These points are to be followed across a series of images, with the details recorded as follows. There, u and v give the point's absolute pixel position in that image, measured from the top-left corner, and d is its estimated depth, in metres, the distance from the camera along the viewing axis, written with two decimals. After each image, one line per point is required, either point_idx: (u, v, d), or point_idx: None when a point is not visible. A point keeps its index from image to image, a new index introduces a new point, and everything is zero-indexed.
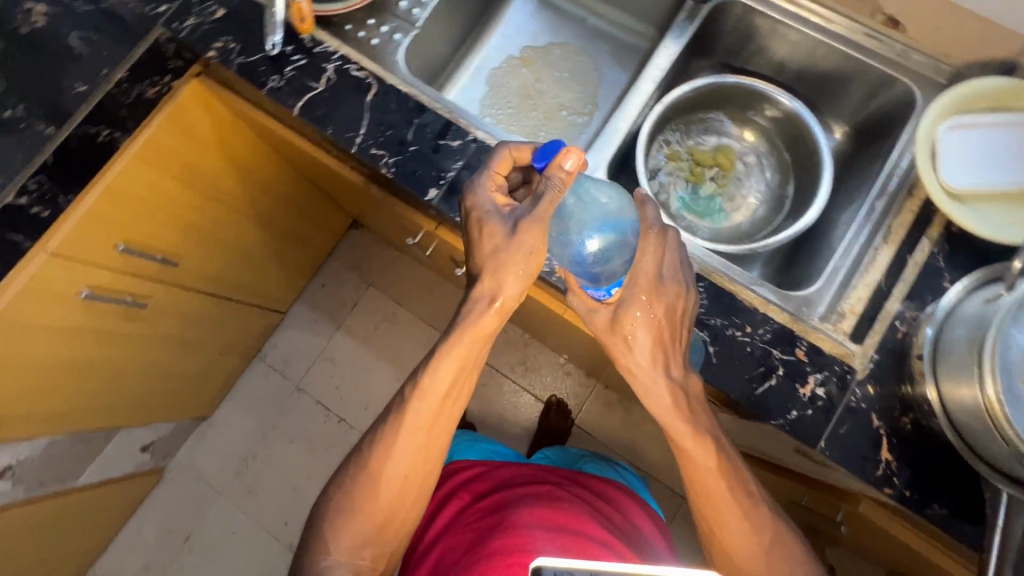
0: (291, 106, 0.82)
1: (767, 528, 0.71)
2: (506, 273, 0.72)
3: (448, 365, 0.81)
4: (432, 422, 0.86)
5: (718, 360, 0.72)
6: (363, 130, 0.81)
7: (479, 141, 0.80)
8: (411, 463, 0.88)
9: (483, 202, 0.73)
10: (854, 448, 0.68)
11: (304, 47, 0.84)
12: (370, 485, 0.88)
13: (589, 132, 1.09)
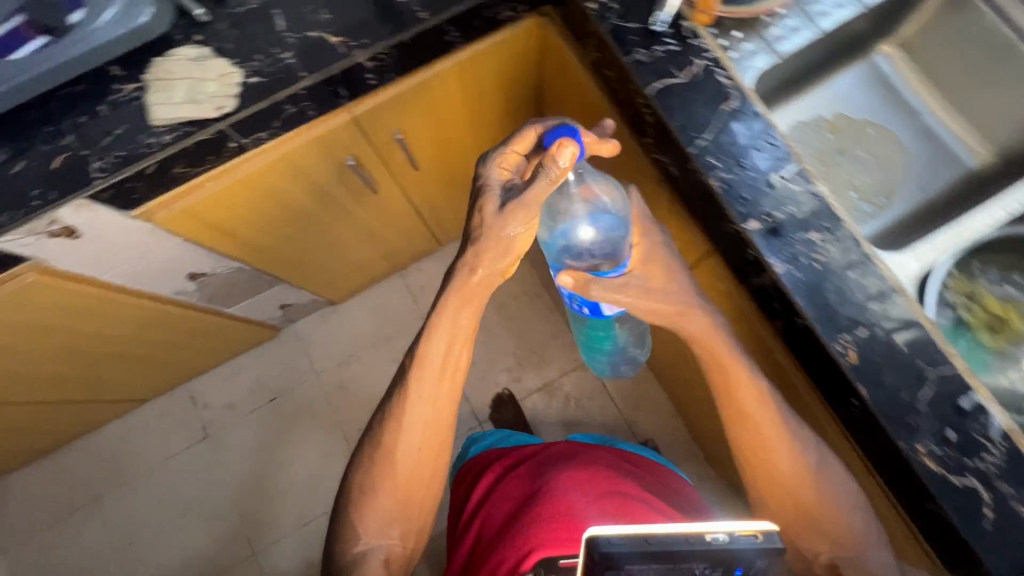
0: (646, 84, 0.82)
1: (808, 478, 0.79)
2: (488, 253, 0.86)
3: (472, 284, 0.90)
4: (434, 396, 0.98)
5: (995, 528, 0.65)
6: (707, 135, 0.80)
7: (819, 195, 0.77)
8: (420, 438, 1.00)
9: (491, 171, 0.87)
10: None
11: (682, 35, 0.84)
12: (381, 476, 1.01)
13: (872, 224, 1.03)
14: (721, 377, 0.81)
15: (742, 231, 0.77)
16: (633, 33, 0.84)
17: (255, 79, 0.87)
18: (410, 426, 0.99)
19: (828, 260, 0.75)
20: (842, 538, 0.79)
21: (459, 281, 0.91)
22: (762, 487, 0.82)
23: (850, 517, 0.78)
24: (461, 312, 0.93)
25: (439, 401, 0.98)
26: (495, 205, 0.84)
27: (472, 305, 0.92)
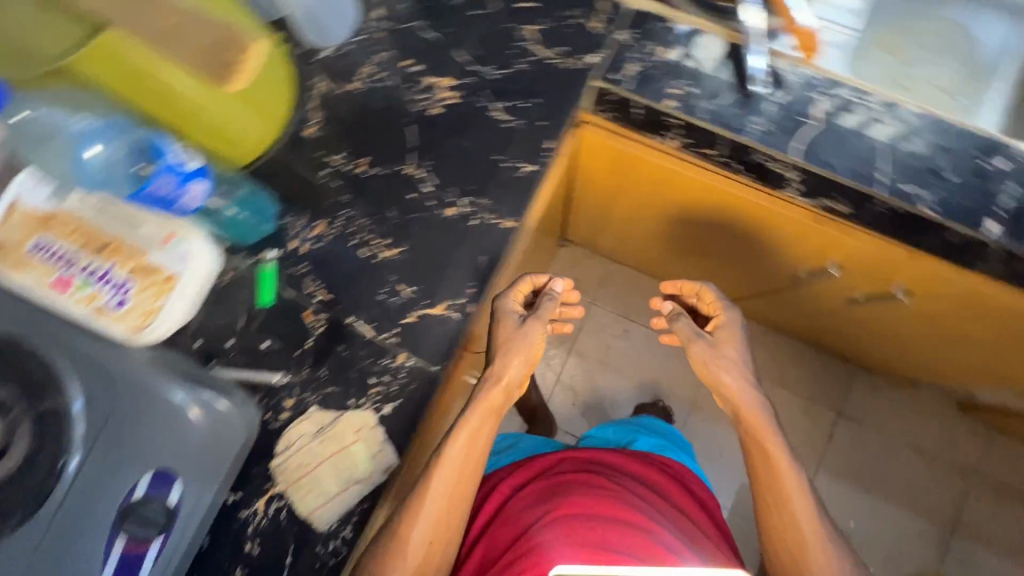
0: (787, 147, 0.73)
1: (767, 436, 0.79)
2: (510, 353, 0.75)
3: (513, 373, 0.75)
4: (463, 476, 0.71)
5: None
6: (877, 163, 0.71)
7: (1014, 162, 0.70)
8: (434, 529, 0.69)
9: (505, 304, 0.77)
10: None
11: (779, 81, 0.73)
12: (389, 549, 0.68)
13: (982, 111, 0.96)
14: (755, 431, 0.80)
15: (982, 236, 0.70)
16: (732, 107, 0.73)
17: (388, 406, 0.72)
18: (440, 484, 0.69)
19: None
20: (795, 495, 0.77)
21: (521, 359, 0.75)
22: (760, 486, 0.79)
23: (793, 478, 0.78)
24: (485, 424, 0.74)
25: (470, 444, 0.72)
26: (512, 322, 0.77)
27: (495, 415, 0.75)
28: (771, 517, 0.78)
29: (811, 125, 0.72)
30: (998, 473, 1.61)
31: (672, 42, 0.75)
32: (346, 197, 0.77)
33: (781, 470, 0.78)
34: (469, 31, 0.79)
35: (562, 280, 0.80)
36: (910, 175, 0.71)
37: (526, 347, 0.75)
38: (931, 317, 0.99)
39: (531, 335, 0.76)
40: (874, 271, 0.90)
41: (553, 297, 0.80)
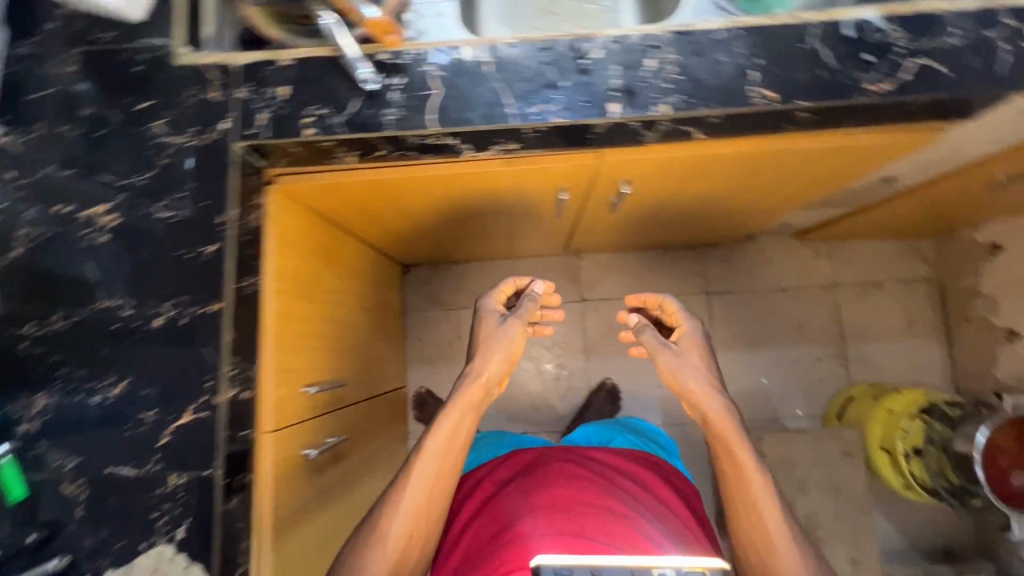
0: (423, 122, 0.77)
1: (746, 469, 0.95)
2: (490, 351, 1.01)
3: (493, 370, 1.01)
4: (441, 463, 0.98)
5: (764, 71, 0.76)
6: (503, 99, 0.77)
7: (610, 44, 0.78)
8: (413, 520, 0.95)
9: (489, 300, 1.08)
10: None
11: (390, 66, 0.78)
12: (377, 537, 0.94)
13: (622, 5, 1.09)
14: (723, 444, 0.97)
15: (612, 119, 0.77)
16: (361, 108, 0.78)
17: (181, 529, 0.72)
18: (418, 477, 0.96)
19: (664, 76, 0.77)
20: (751, 481, 0.94)
21: (499, 356, 1.01)
22: (728, 484, 0.97)
23: (756, 480, 0.94)
24: (465, 418, 1.00)
25: (451, 437, 0.99)
26: (492, 319, 1.05)
27: (474, 411, 1.01)
28: (744, 540, 0.95)
29: (434, 93, 0.78)
30: (851, 276, 1.79)
31: (286, 77, 0.79)
32: (53, 358, 0.75)
33: (743, 462, 0.95)
34: (103, 150, 0.79)
35: (538, 281, 1.09)
36: (533, 97, 0.77)
37: (504, 344, 1.01)
38: (670, 188, 1.08)
39: (510, 332, 1.02)
40: (591, 181, 0.99)
41: (533, 296, 1.06)
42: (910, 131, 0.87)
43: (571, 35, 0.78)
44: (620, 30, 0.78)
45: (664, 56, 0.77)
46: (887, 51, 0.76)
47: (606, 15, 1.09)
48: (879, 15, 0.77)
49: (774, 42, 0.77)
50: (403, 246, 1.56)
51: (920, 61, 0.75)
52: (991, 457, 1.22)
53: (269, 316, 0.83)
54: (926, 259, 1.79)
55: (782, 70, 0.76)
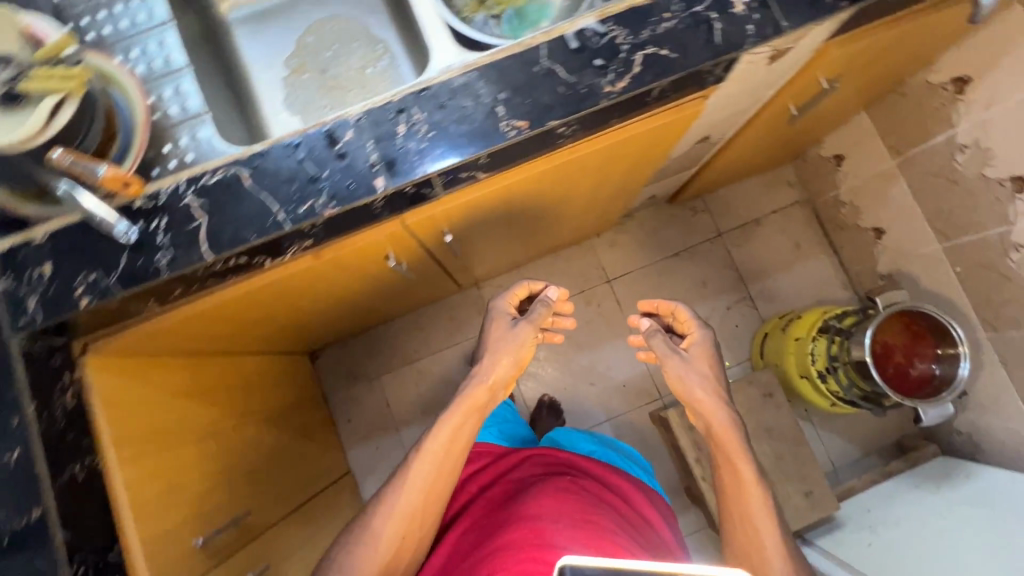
0: (198, 255, 0.76)
1: (750, 483, 0.97)
2: (500, 354, 1.10)
3: (500, 374, 1.09)
4: (444, 459, 1.05)
5: (507, 105, 0.78)
6: (271, 208, 0.77)
7: (358, 123, 0.78)
8: (407, 524, 1.02)
9: (499, 304, 1.17)
10: (800, 2, 0.79)
11: (149, 210, 0.76)
12: (373, 539, 1.00)
13: (398, 61, 1.11)
14: (725, 456, 1.00)
15: (383, 194, 0.77)
16: (130, 261, 0.75)
17: None
18: (420, 475, 1.04)
19: (418, 139, 0.78)
20: (752, 489, 0.97)
21: (507, 360, 1.09)
22: (726, 491, 1.00)
23: (756, 486, 0.98)
24: (467, 420, 1.07)
25: (452, 442, 1.06)
26: (502, 324, 1.13)
27: (476, 413, 1.08)
28: (736, 553, 0.97)
29: (200, 223, 0.76)
30: (730, 222, 1.86)
31: (46, 254, 0.76)
32: None
33: (744, 476, 0.98)
34: None
35: (552, 288, 1.15)
36: (300, 197, 0.77)
37: (513, 348, 1.10)
38: (497, 216, 1.10)
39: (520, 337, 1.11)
40: (412, 240, 1.00)
41: (546, 302, 1.14)
42: (676, 109, 0.92)
43: (319, 124, 0.78)
44: (365, 105, 0.79)
45: (411, 118, 0.78)
46: (615, 52, 0.78)
47: (389, 73, 1.10)
48: (597, 20, 0.79)
49: (509, 75, 0.79)
50: (299, 338, 1.54)
51: (647, 52, 0.78)
52: (884, 355, 1.32)
53: (120, 489, 0.81)
54: (791, 184, 1.86)
55: (526, 98, 0.78)
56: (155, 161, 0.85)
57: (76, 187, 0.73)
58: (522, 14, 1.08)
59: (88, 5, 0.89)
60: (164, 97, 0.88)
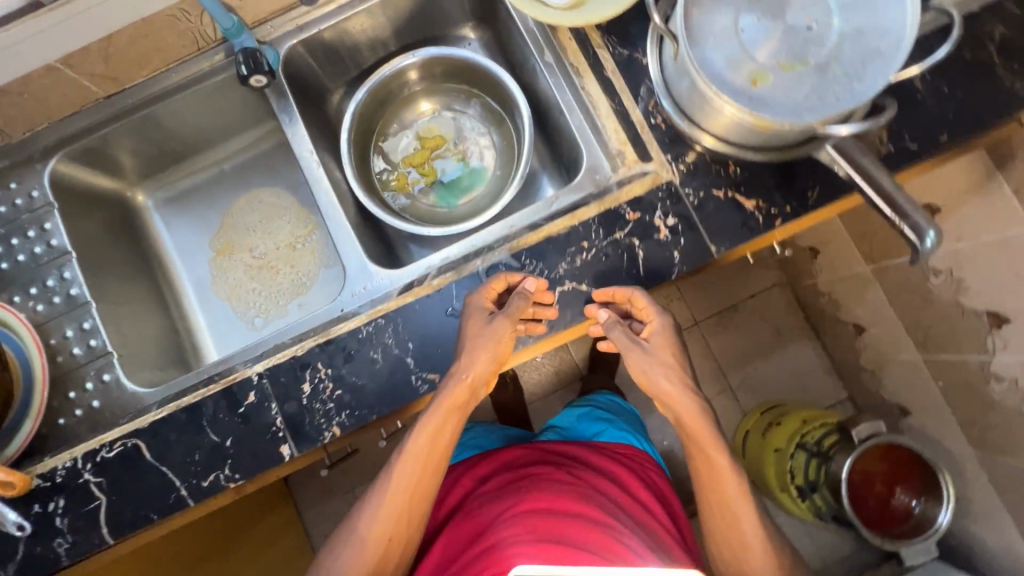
0: (99, 538, 0.71)
1: (733, 475, 0.75)
2: (477, 348, 0.70)
3: (479, 370, 0.71)
4: (423, 467, 0.79)
5: (418, 357, 0.73)
6: (175, 481, 0.72)
7: (263, 377, 0.73)
8: (395, 524, 0.77)
9: (477, 299, 0.72)
10: (729, 225, 0.73)
11: (45, 490, 0.72)
12: (353, 547, 0.77)
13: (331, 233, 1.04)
14: (706, 468, 0.75)
15: (291, 458, 0.72)
16: (26, 550, 0.71)
17: None
18: (398, 486, 0.78)
19: (326, 394, 0.73)
20: (740, 489, 0.75)
21: (486, 355, 0.70)
22: (704, 490, 0.77)
23: (746, 491, 0.75)
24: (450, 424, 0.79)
25: (431, 451, 0.79)
26: (480, 321, 0.71)
27: (457, 413, 0.73)
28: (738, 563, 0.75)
29: (100, 503, 0.72)
30: (707, 309, 1.78)
31: None
32: None
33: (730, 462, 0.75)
34: None
35: (530, 275, 0.72)
36: (203, 468, 0.72)
37: (495, 345, 0.70)
38: None
39: (501, 333, 0.70)
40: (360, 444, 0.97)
41: (525, 293, 0.71)
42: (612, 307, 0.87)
43: (220, 385, 0.74)
44: (267, 361, 0.74)
45: (316, 374, 0.73)
46: (532, 290, 0.74)
47: (318, 247, 1.04)
48: (511, 255, 0.75)
49: (418, 321, 0.74)
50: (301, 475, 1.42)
51: (564, 289, 0.74)
52: (864, 485, 1.27)
53: None
54: (770, 265, 1.78)
55: (437, 347, 0.73)
56: (59, 411, 0.81)
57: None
58: (454, 188, 1.03)
59: None
60: (67, 337, 0.83)
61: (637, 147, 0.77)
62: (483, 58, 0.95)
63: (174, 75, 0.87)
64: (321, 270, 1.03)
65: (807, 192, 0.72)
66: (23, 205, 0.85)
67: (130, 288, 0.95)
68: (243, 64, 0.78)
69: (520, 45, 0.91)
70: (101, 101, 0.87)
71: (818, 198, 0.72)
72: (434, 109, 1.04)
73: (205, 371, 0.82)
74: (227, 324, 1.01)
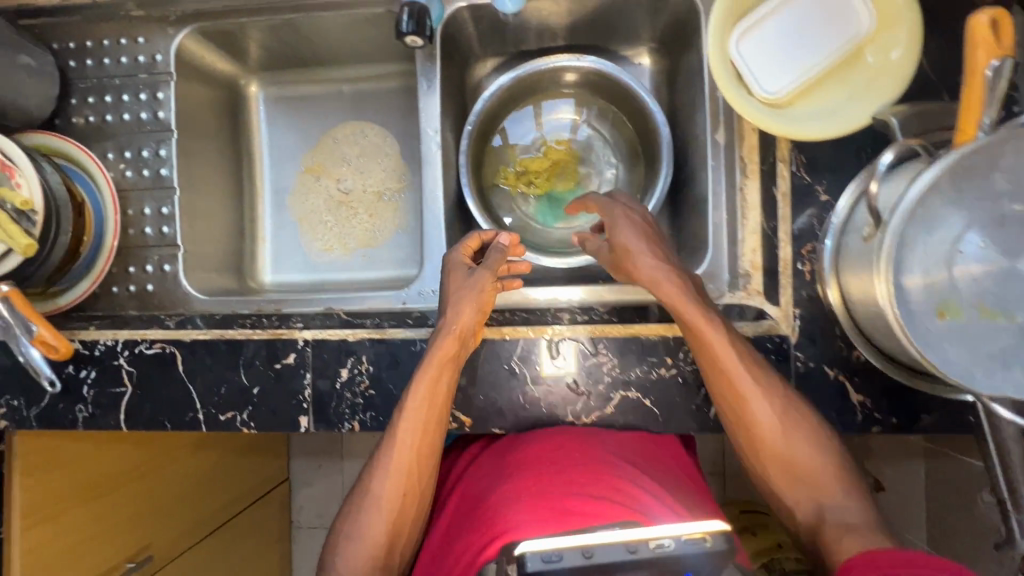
0: (115, 422, 0.74)
1: (789, 429, 0.62)
2: (461, 302, 0.67)
3: (467, 321, 0.67)
4: (427, 417, 0.67)
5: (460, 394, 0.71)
6: (197, 403, 0.74)
7: (309, 345, 0.73)
8: (405, 490, 0.67)
9: (453, 254, 0.75)
10: (821, 406, 0.67)
11: (82, 357, 0.75)
12: (365, 511, 0.67)
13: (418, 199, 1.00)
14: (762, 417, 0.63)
15: (306, 431, 0.73)
16: (50, 401, 0.75)
17: None
18: (406, 434, 0.67)
19: (360, 389, 0.72)
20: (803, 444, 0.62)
21: (472, 306, 0.67)
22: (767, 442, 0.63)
23: (809, 438, 0.62)
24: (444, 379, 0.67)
25: (429, 403, 0.67)
26: (460, 271, 0.71)
27: (453, 367, 0.67)
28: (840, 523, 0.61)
29: (126, 390, 0.75)
30: None
31: None
32: None
33: (780, 423, 0.62)
34: None
35: (504, 231, 0.76)
36: (226, 401, 0.73)
37: (477, 291, 0.68)
38: None
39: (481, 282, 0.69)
40: None
41: (500, 247, 0.74)
42: None
43: (266, 335, 0.73)
44: (318, 331, 0.73)
45: (357, 366, 0.72)
46: (596, 381, 0.70)
47: (403, 206, 1.00)
48: (592, 337, 0.70)
49: (474, 361, 0.71)
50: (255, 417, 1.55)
51: (627, 395, 0.69)
52: None
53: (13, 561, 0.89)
54: None
55: (481, 395, 0.71)
56: (115, 279, 0.83)
57: (19, 339, 0.70)
58: (557, 210, 0.95)
59: (97, 80, 0.83)
60: (143, 214, 0.83)
61: (769, 281, 0.70)
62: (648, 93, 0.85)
63: None
64: (397, 230, 1.00)
65: (920, 412, 0.65)
66: (144, 63, 0.83)
67: (215, 178, 0.93)
68: (406, 19, 0.71)
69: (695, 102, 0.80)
70: None
71: (926, 424, 0.65)
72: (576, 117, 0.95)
73: (257, 302, 0.82)
74: (292, 245, 1.01)
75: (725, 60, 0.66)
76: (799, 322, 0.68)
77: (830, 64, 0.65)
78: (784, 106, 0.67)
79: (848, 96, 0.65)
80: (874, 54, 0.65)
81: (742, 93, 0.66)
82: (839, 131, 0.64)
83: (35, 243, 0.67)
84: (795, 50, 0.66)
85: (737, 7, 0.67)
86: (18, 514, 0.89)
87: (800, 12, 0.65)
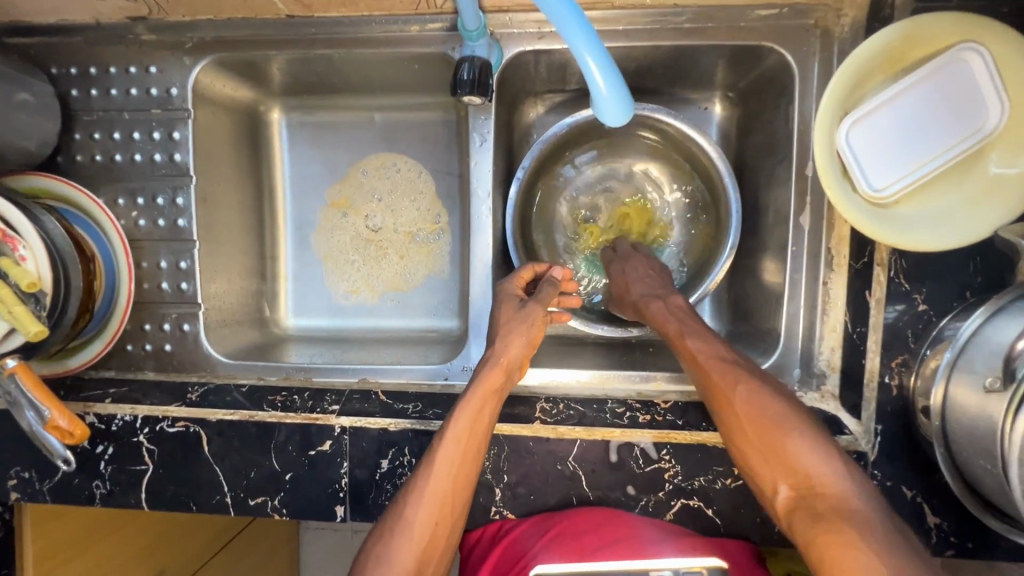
0: (135, 502, 0.69)
1: (812, 470, 0.51)
2: (510, 332, 0.64)
3: (515, 353, 0.64)
4: (469, 440, 0.59)
5: (509, 492, 0.67)
6: (224, 485, 0.68)
7: (348, 432, 0.68)
8: (435, 521, 0.57)
9: (507, 285, 0.70)
10: None
11: (99, 430, 0.70)
12: (389, 543, 0.56)
13: (455, 246, 0.90)
14: (776, 462, 0.53)
15: (342, 520, 0.68)
16: (64, 475, 0.70)
17: None
18: (444, 458, 0.58)
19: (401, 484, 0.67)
20: (816, 480, 0.51)
21: (521, 338, 0.64)
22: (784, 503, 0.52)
23: (839, 480, 0.50)
24: (486, 410, 0.61)
25: (470, 432, 0.59)
26: (516, 300, 0.67)
27: (496, 399, 0.62)
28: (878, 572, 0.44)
29: (146, 468, 0.69)
30: None
31: None
32: None
33: (799, 463, 0.52)
34: None
35: (560, 267, 0.72)
36: (255, 486, 0.68)
37: (526, 325, 0.65)
38: None
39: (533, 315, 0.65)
40: None
41: (553, 280, 0.70)
42: None
43: (300, 418, 0.69)
44: (356, 418, 0.68)
45: (399, 457, 0.67)
46: (655, 487, 0.65)
47: (436, 251, 0.91)
48: (656, 442, 0.65)
49: (525, 459, 0.66)
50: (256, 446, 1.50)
51: (688, 504, 0.65)
52: None
53: None
54: None
55: (530, 494, 0.66)
56: (129, 337, 0.76)
57: (29, 420, 0.63)
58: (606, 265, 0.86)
59: (103, 113, 0.74)
60: (160, 267, 0.76)
61: (849, 388, 0.65)
62: (720, 154, 0.77)
63: (372, 24, 0.71)
64: (429, 277, 0.91)
65: (1007, 543, 0.61)
66: (157, 97, 0.74)
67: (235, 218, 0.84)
68: (466, 77, 0.62)
69: (774, 173, 0.73)
70: (281, 17, 0.71)
71: (1009, 553, 0.61)
72: (632, 166, 0.86)
73: (285, 369, 0.76)
74: (314, 287, 0.92)
75: (830, 150, 0.59)
76: (880, 440, 0.62)
77: (952, 165, 0.57)
78: (890, 206, 0.59)
79: (967, 202, 0.57)
80: (1000, 159, 0.57)
81: (845, 189, 0.58)
82: (953, 243, 0.57)
83: (46, 326, 0.60)
84: (911, 145, 0.57)
85: (849, 88, 0.58)
86: (32, 561, 0.78)
87: (926, 102, 0.57)
